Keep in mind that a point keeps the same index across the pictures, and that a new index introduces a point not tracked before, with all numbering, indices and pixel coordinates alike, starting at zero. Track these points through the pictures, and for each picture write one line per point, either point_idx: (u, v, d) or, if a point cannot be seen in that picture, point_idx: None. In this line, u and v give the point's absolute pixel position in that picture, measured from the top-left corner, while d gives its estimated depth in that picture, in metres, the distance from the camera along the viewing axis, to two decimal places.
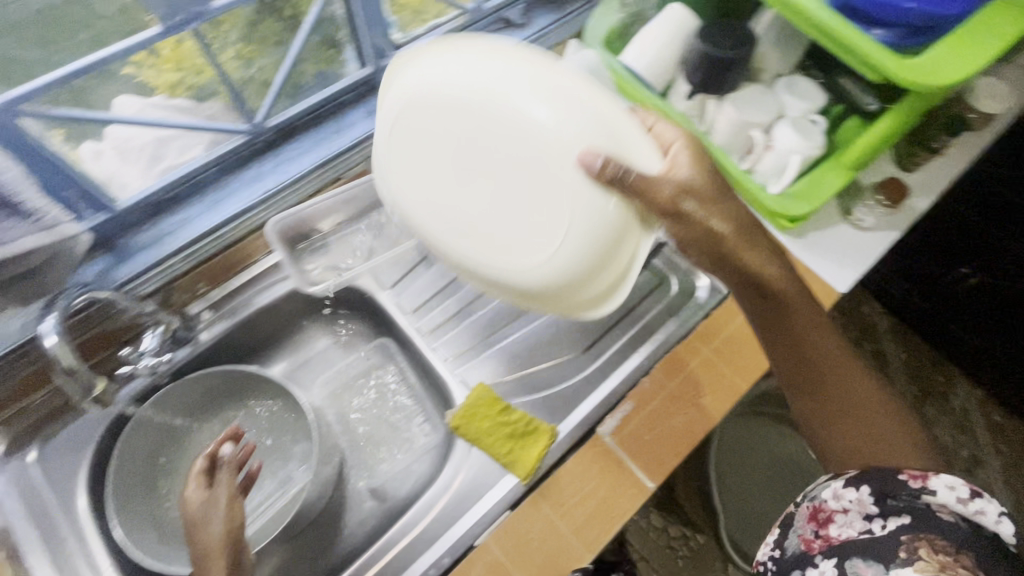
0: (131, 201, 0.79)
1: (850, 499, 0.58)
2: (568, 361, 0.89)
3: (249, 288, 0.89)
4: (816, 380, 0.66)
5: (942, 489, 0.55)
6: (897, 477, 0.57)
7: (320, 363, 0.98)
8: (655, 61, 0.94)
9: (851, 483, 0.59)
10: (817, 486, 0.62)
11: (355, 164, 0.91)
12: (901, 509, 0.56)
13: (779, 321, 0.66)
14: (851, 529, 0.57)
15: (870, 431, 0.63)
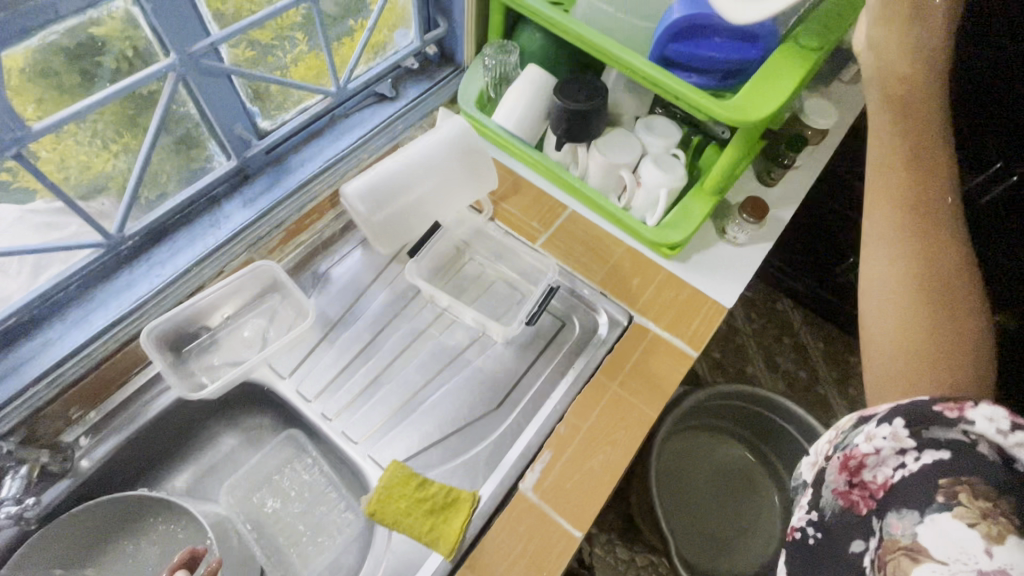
0: None
1: (882, 436, 0.49)
2: (486, 419, 0.88)
3: (135, 400, 0.83)
4: (918, 226, 0.61)
5: (982, 421, 0.44)
6: (921, 403, 0.47)
7: (229, 461, 0.92)
8: (522, 119, 1.01)
9: (879, 420, 0.49)
10: (850, 431, 0.52)
11: (237, 254, 0.89)
12: (936, 449, 0.46)
13: (917, 156, 0.62)
14: (886, 470, 0.49)
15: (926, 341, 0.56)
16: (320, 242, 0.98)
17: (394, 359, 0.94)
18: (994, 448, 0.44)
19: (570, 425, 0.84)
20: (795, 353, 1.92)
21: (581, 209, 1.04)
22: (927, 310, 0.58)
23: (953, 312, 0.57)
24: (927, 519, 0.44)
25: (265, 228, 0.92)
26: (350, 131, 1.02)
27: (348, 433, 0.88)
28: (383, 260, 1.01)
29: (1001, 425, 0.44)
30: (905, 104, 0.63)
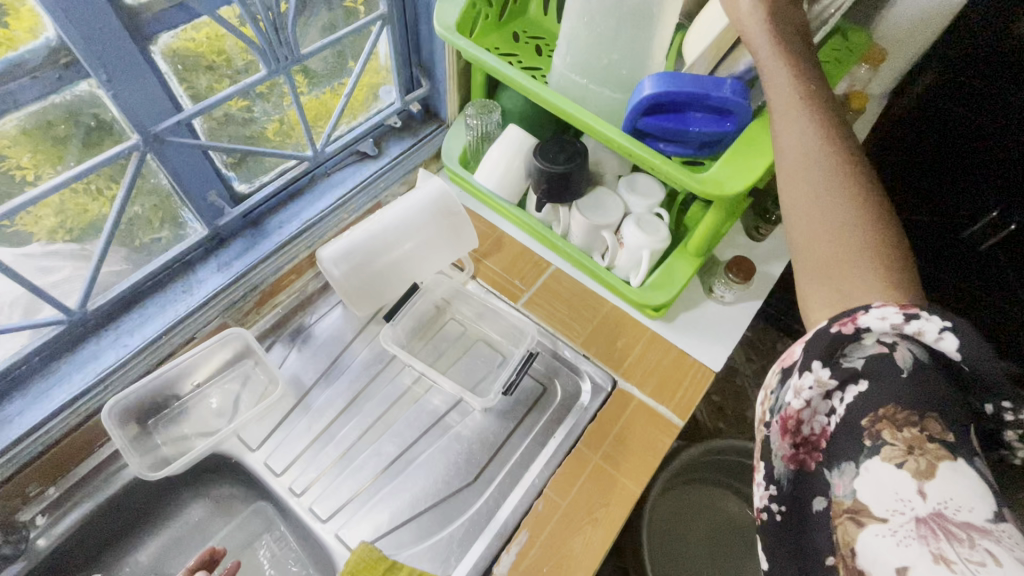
0: None
1: (808, 387, 0.52)
2: (461, 493, 0.85)
3: (95, 474, 0.81)
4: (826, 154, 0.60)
5: (874, 322, 0.49)
6: (824, 325, 0.52)
7: (193, 534, 0.88)
8: (504, 179, 1.00)
9: (801, 368, 0.53)
10: (780, 389, 0.56)
11: (210, 320, 0.88)
12: (850, 379, 0.50)
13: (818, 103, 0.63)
14: (821, 420, 0.53)
15: (840, 254, 0.55)
16: (297, 302, 0.97)
17: (369, 427, 0.91)
18: (895, 351, 0.49)
19: (549, 503, 0.80)
20: None
21: (564, 267, 1.02)
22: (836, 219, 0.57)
23: (858, 217, 0.56)
24: (863, 469, 0.48)
25: (240, 292, 0.90)
26: (331, 191, 1.01)
27: (317, 510, 0.85)
28: (361, 322, 0.99)
29: (891, 322, 0.49)
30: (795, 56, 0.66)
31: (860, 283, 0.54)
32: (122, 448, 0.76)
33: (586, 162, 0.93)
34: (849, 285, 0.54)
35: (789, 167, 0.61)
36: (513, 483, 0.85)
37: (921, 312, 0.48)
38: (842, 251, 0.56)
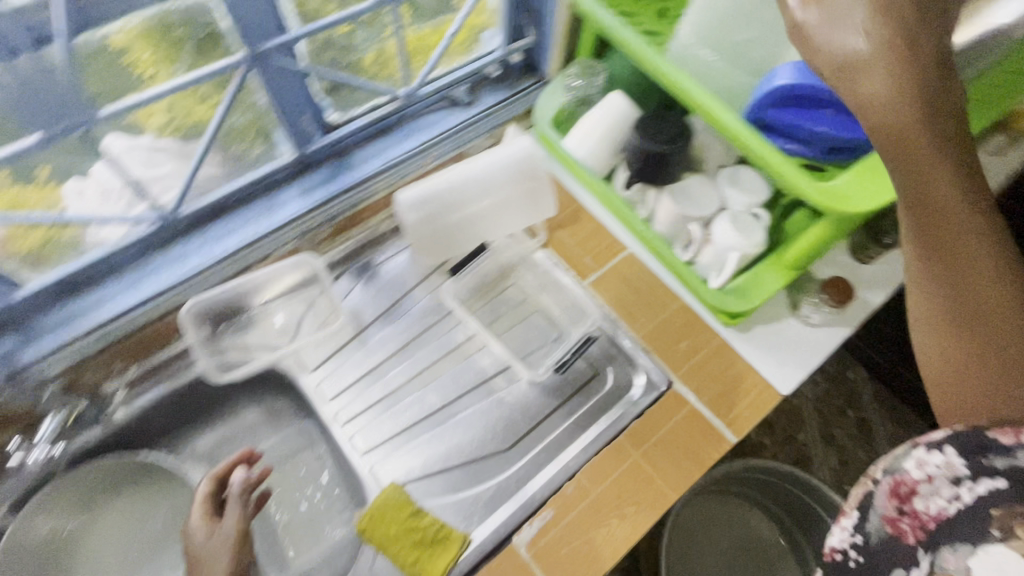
0: (40, 286, 0.78)
1: (935, 463, 0.48)
2: (494, 457, 0.85)
3: (168, 365, 0.88)
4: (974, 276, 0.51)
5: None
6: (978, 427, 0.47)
7: (244, 438, 0.94)
8: (596, 149, 0.93)
9: (950, 446, 0.48)
10: (903, 454, 0.52)
11: (285, 242, 0.91)
12: (996, 480, 0.44)
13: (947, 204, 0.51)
14: (937, 500, 0.48)
15: (1008, 347, 0.49)
16: (371, 239, 0.99)
17: (416, 375, 0.92)
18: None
19: (579, 488, 0.79)
20: (860, 428, 1.73)
21: (640, 253, 0.97)
22: (1000, 317, 0.50)
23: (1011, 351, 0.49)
24: (982, 550, 0.44)
25: (317, 221, 0.92)
26: (418, 134, 1.00)
27: (356, 441, 0.88)
28: (425, 271, 0.99)
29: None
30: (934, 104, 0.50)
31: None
32: (195, 343, 0.85)
33: (688, 146, 0.86)
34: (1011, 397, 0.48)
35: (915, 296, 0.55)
36: (547, 461, 0.84)
37: None
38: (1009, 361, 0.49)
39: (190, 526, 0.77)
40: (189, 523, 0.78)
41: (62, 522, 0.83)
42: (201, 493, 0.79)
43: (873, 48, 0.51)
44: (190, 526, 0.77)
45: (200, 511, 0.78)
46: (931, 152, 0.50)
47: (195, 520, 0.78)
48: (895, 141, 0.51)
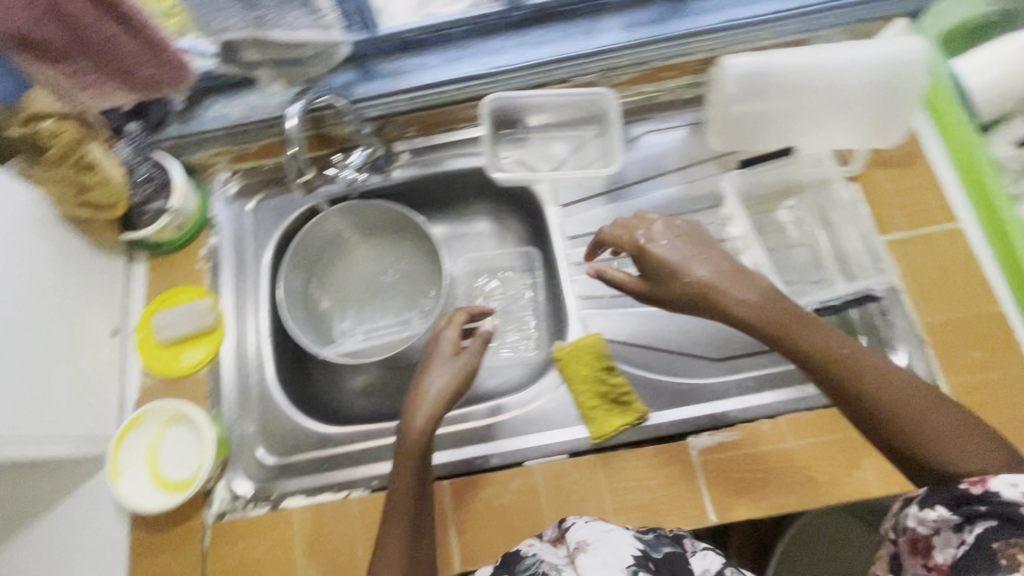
0: (388, 32, 0.87)
1: (931, 518, 0.51)
2: (697, 360, 0.83)
3: (446, 146, 0.95)
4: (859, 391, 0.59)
5: (1005, 488, 0.48)
6: (938, 489, 0.52)
7: (474, 240, 1.02)
8: (999, 83, 0.79)
9: (918, 504, 0.52)
10: (899, 513, 0.55)
11: (586, 73, 0.89)
12: (986, 539, 0.47)
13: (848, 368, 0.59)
14: (950, 549, 0.50)
15: (921, 435, 0.55)
16: (660, 101, 0.95)
17: (651, 251, 0.89)
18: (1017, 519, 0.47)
19: (775, 430, 0.77)
20: None
21: (972, 231, 0.80)
22: (904, 413, 0.56)
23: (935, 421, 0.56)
24: None
25: (627, 61, 0.88)
26: (766, 3, 0.86)
27: (575, 287, 0.87)
28: (703, 155, 0.92)
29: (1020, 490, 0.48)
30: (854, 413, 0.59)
31: (946, 445, 0.54)
32: (486, 138, 0.90)
33: None
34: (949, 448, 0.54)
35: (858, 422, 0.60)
36: (749, 390, 0.81)
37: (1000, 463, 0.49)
38: (917, 433, 0.55)
39: (427, 353, 0.75)
40: (433, 351, 0.74)
41: (332, 236, 0.95)
42: (451, 330, 0.75)
43: (640, 282, 0.70)
44: (427, 355, 0.75)
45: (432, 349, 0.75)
46: (727, 291, 0.65)
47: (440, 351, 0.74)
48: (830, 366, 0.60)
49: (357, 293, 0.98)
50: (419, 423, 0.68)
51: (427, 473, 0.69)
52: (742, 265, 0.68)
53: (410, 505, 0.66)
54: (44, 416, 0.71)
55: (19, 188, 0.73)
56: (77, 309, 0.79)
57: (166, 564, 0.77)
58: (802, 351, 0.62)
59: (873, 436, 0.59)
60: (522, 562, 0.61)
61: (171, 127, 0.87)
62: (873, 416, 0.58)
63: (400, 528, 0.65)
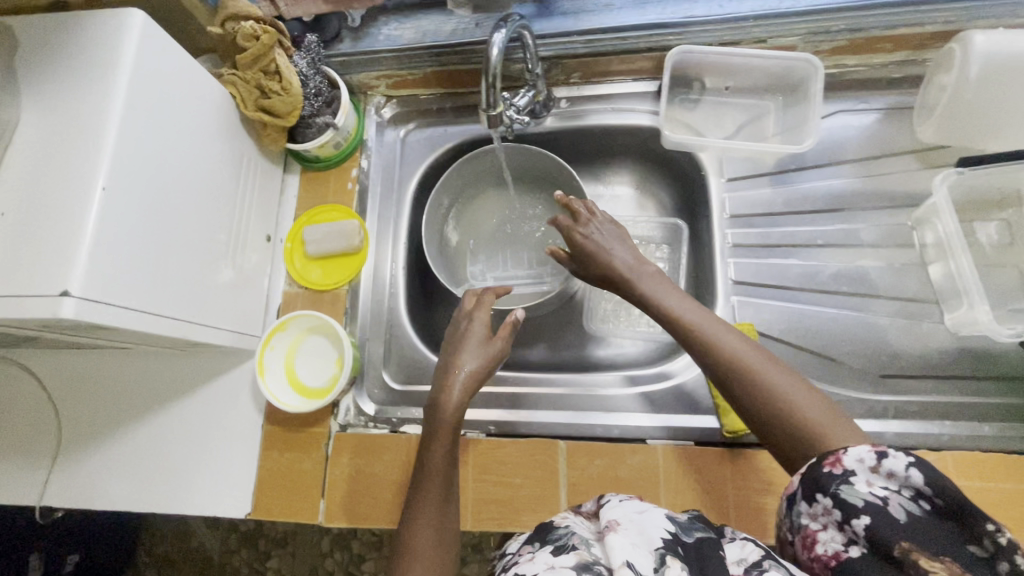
0: None
1: (819, 512, 0.47)
2: (854, 371, 0.75)
3: (608, 99, 0.90)
4: (747, 383, 0.56)
5: (860, 472, 0.45)
6: (808, 466, 0.48)
7: (613, 202, 0.96)
8: None
9: (802, 498, 0.48)
10: (789, 511, 0.50)
11: (789, 34, 0.78)
12: (852, 514, 0.45)
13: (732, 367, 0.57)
14: (835, 542, 0.46)
15: (774, 406, 0.54)
16: (858, 77, 0.84)
17: (823, 245, 0.80)
18: (890, 505, 0.44)
19: (940, 466, 0.68)
20: None
21: None
22: (772, 387, 0.55)
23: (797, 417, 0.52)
24: None
25: (839, 25, 0.77)
26: None
27: (732, 268, 0.81)
28: (903, 146, 0.82)
29: (884, 482, 0.45)
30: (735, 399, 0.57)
31: (820, 432, 0.50)
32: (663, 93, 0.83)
33: None
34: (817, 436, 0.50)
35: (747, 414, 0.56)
36: (915, 416, 0.72)
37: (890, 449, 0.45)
38: (787, 405, 0.53)
39: (454, 329, 0.77)
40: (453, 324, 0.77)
41: (478, 179, 0.96)
42: (486, 300, 0.78)
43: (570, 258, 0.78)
44: (453, 336, 0.75)
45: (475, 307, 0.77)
46: (648, 285, 0.70)
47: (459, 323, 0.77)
48: (720, 366, 0.59)
49: (495, 237, 0.99)
50: (455, 395, 0.68)
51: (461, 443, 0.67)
52: (656, 268, 0.72)
53: (446, 489, 0.63)
54: (216, 307, 0.75)
55: (214, 85, 0.75)
56: (244, 211, 0.83)
57: (289, 462, 0.82)
58: (714, 351, 0.60)
59: (741, 413, 0.57)
60: (551, 533, 0.54)
61: (344, 43, 0.87)
62: (753, 407, 0.55)
63: (439, 493, 0.62)
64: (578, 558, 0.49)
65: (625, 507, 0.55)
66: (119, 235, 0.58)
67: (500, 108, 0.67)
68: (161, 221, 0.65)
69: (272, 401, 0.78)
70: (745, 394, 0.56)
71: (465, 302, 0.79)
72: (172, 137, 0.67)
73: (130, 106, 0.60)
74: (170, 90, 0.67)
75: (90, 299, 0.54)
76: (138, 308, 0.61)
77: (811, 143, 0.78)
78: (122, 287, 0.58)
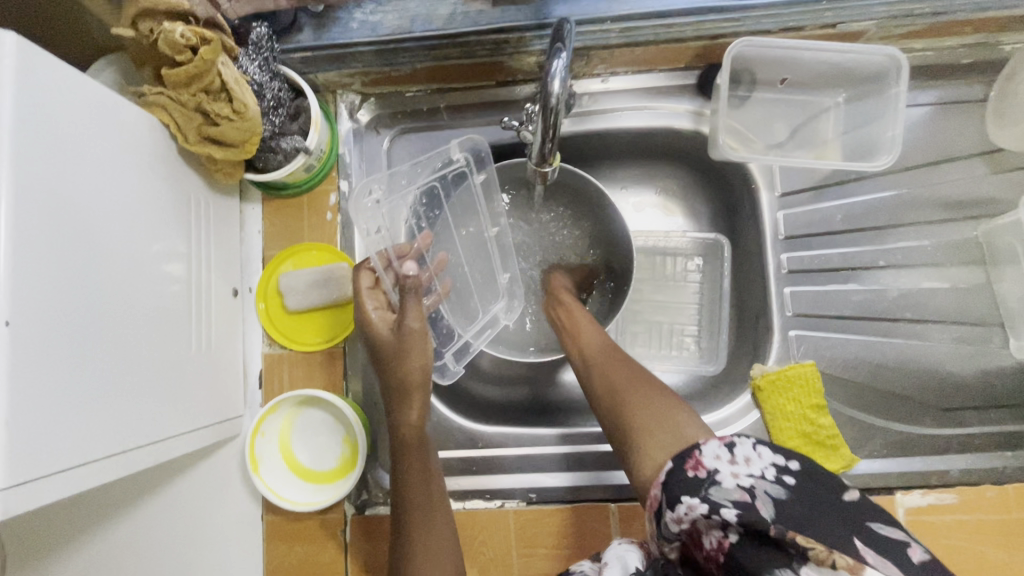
0: None
1: (687, 511, 0.44)
2: (916, 405, 0.71)
3: (638, 96, 0.74)
4: (611, 388, 0.59)
5: (720, 467, 0.45)
6: (672, 472, 0.47)
7: (640, 211, 0.83)
8: None
9: (667, 506, 0.46)
10: (662, 522, 0.47)
11: (865, 19, 0.64)
12: (720, 509, 0.42)
13: (600, 373, 0.62)
14: (719, 535, 0.43)
15: (626, 406, 0.56)
16: (927, 64, 0.71)
17: (884, 266, 0.73)
18: (760, 497, 0.43)
19: (1002, 501, 0.66)
20: None
21: None
22: (637, 390, 0.57)
23: (642, 417, 0.54)
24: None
25: (924, 10, 0.63)
26: None
27: (788, 298, 0.73)
28: (970, 148, 0.73)
29: (746, 469, 0.44)
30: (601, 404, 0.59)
31: (670, 424, 0.51)
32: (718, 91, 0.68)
33: None
34: (664, 427, 0.52)
35: (606, 422, 0.58)
36: (979, 451, 0.69)
37: (736, 438, 0.46)
38: (639, 403, 0.55)
39: (389, 351, 0.63)
40: (384, 350, 0.63)
41: (449, 164, 0.70)
42: (416, 332, 0.63)
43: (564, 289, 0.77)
44: (389, 351, 0.63)
45: (404, 342, 0.63)
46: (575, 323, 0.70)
47: (388, 344, 0.63)
48: (590, 371, 0.63)
49: (462, 274, 0.76)
50: (415, 416, 0.64)
51: (426, 456, 0.63)
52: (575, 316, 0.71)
53: (428, 494, 0.60)
54: (190, 405, 0.60)
55: (138, 117, 0.55)
56: (203, 271, 0.65)
57: (301, 554, 0.71)
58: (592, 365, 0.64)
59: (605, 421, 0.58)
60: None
61: (304, 33, 0.66)
62: (613, 408, 0.57)
63: (421, 488, 0.60)
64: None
65: (619, 545, 0.52)
66: (45, 380, 0.42)
67: (552, 161, 0.57)
68: (102, 330, 0.48)
69: (272, 498, 0.66)
70: (613, 396, 0.58)
71: (368, 315, 0.64)
72: (92, 211, 0.48)
73: (28, 194, 0.42)
74: (74, 141, 0.47)
75: (21, 483, 0.39)
76: (92, 457, 0.46)
77: (887, 159, 0.67)
78: (63, 440, 0.43)
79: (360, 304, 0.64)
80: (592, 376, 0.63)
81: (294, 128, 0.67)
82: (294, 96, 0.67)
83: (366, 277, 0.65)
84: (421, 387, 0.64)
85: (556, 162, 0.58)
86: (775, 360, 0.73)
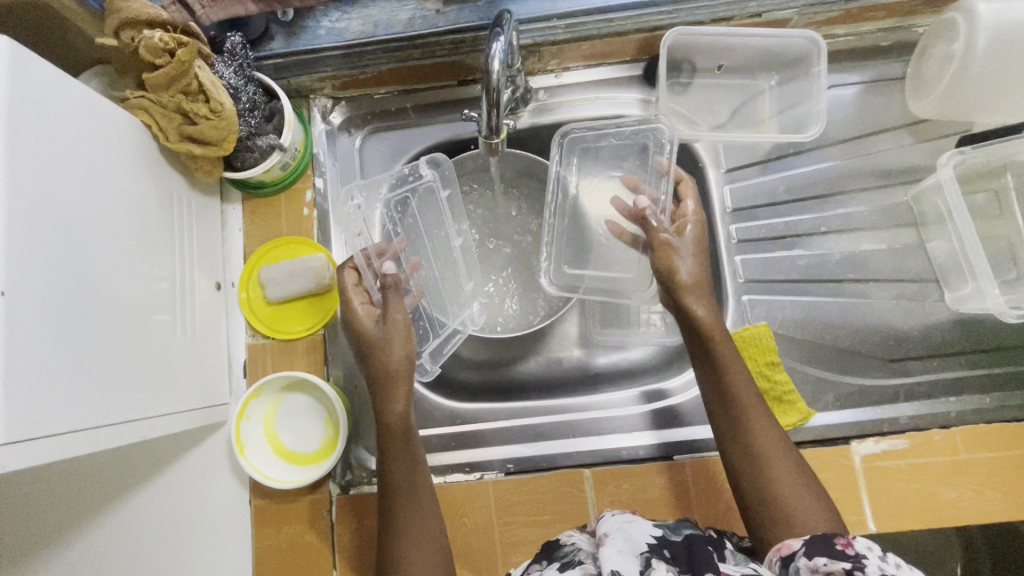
0: None
1: (822, 563, 0.46)
2: (864, 359, 0.75)
3: (589, 88, 0.80)
4: (754, 447, 0.59)
5: (869, 556, 0.44)
6: (825, 538, 0.48)
7: None
8: None
9: (803, 555, 0.48)
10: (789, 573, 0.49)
11: (785, 7, 0.71)
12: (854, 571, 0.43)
13: (740, 421, 0.61)
14: None
15: (768, 475, 0.58)
16: (849, 48, 0.79)
17: (826, 232, 0.79)
18: None
19: (949, 443, 0.70)
20: None
21: None
22: (779, 462, 0.58)
23: (786, 497, 0.56)
24: None
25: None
26: None
27: (740, 266, 0.79)
28: (895, 121, 0.79)
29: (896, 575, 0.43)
30: (734, 450, 0.61)
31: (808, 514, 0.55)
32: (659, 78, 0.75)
33: None
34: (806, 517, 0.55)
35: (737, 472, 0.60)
36: (924, 398, 0.73)
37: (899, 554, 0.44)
38: (781, 481, 0.57)
39: (371, 340, 0.67)
40: (366, 339, 0.67)
41: (416, 177, 0.76)
42: (400, 324, 0.67)
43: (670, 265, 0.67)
44: (371, 342, 0.67)
45: (388, 333, 0.67)
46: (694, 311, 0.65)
47: (369, 335, 0.67)
48: (726, 406, 0.62)
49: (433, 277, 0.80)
50: (400, 407, 0.65)
51: (412, 446, 0.66)
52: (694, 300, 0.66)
53: (414, 486, 0.64)
54: (176, 387, 0.64)
55: (122, 117, 0.59)
56: (186, 263, 0.69)
57: (290, 535, 0.74)
58: (731, 405, 0.62)
59: (733, 469, 0.60)
60: (558, 550, 0.54)
61: (275, 42, 0.71)
62: (750, 469, 0.59)
63: (406, 471, 0.64)
64: (583, 572, 0.49)
65: (616, 518, 0.55)
66: (39, 347, 0.46)
67: (500, 135, 0.61)
68: (91, 310, 0.52)
69: (258, 477, 0.69)
70: (752, 458, 0.59)
71: (355, 310, 0.68)
72: (83, 198, 0.53)
73: (25, 179, 0.46)
74: (67, 134, 0.52)
75: (19, 441, 0.43)
76: (80, 427, 0.49)
77: (816, 130, 0.73)
78: (55, 406, 0.46)
79: (347, 300, 0.68)
80: (729, 412, 0.62)
81: (269, 129, 0.72)
82: (268, 99, 0.72)
83: (350, 275, 0.70)
84: (405, 379, 0.66)
85: (504, 137, 0.63)
86: (731, 324, 0.78)
